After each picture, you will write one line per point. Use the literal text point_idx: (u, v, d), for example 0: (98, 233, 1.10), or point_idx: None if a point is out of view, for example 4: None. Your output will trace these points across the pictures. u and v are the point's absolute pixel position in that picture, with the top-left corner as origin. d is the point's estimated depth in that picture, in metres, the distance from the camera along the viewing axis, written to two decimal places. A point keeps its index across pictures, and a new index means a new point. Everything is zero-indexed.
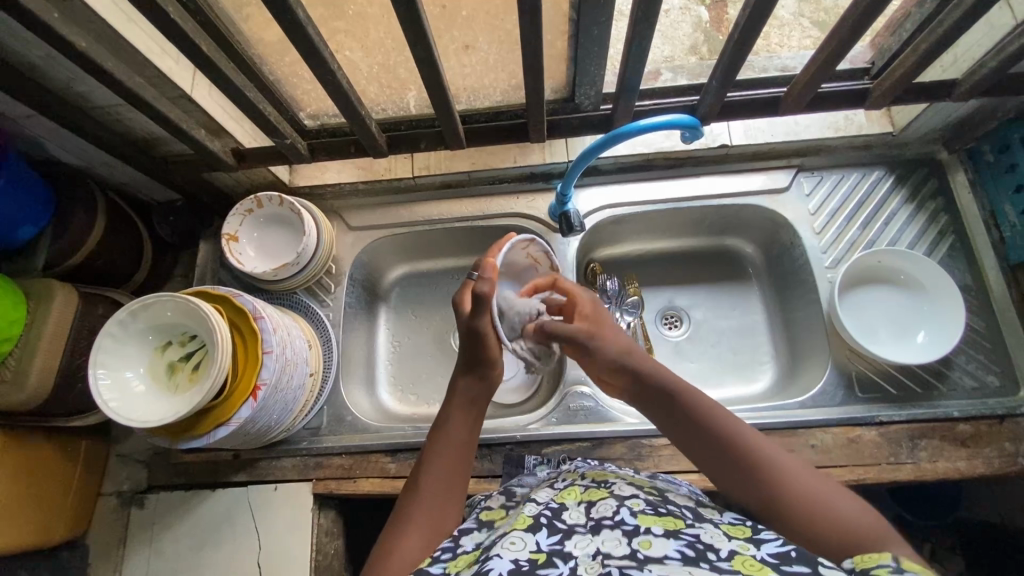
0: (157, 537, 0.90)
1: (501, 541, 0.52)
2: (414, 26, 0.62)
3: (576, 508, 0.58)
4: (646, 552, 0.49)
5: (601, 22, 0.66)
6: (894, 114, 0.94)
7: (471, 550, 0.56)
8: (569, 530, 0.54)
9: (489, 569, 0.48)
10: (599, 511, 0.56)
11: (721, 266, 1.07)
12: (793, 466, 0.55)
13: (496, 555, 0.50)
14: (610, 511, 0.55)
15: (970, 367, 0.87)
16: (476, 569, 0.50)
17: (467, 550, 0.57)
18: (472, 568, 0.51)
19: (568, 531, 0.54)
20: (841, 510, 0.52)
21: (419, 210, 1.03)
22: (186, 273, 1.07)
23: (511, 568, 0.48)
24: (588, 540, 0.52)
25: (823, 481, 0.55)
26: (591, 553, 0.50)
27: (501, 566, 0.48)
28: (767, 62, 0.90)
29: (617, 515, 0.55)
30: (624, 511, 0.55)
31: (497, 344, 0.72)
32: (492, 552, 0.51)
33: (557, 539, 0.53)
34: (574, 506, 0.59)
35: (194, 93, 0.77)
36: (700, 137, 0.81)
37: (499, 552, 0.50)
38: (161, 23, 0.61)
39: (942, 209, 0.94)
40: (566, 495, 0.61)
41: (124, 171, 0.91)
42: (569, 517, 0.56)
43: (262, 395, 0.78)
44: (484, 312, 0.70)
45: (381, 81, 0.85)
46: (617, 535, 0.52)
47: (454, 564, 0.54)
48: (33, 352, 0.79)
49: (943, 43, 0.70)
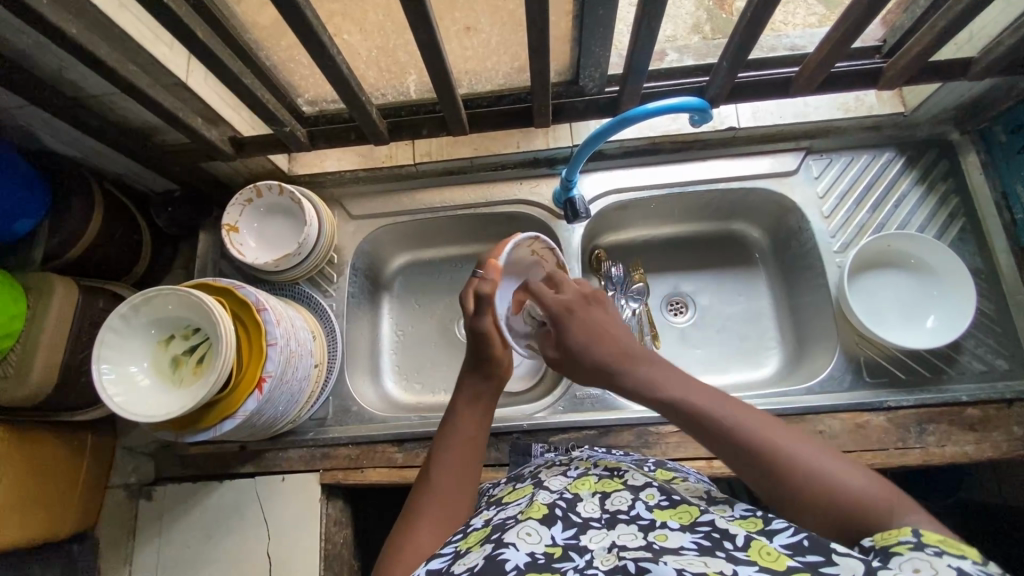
0: (167, 527, 0.91)
1: (515, 530, 0.52)
2: (415, 8, 0.60)
3: (590, 499, 0.57)
4: (661, 544, 0.48)
5: (607, 2, 0.64)
6: (905, 94, 0.92)
7: (481, 527, 0.56)
8: (584, 524, 0.53)
9: (504, 559, 0.48)
10: (614, 503, 0.56)
11: (727, 251, 1.06)
12: (796, 443, 0.50)
13: (511, 545, 0.50)
14: (625, 504, 0.55)
15: (979, 350, 0.87)
16: (489, 555, 0.49)
17: (477, 527, 0.56)
18: (484, 548, 0.51)
19: (584, 525, 0.53)
20: (851, 485, 0.47)
21: (421, 197, 1.02)
22: (186, 264, 1.06)
23: (527, 560, 0.48)
24: (604, 534, 0.52)
25: (827, 457, 0.49)
26: (607, 546, 0.50)
27: (515, 556, 0.48)
28: (777, 40, 0.87)
29: (632, 509, 0.54)
30: (639, 505, 0.54)
31: (503, 344, 0.72)
32: (506, 542, 0.50)
33: (573, 533, 0.52)
34: (589, 497, 0.57)
35: (189, 81, 0.75)
36: (709, 120, 0.79)
37: (515, 543, 0.50)
38: (155, 9, 0.59)
39: (952, 190, 0.93)
40: (580, 485, 0.60)
41: (120, 161, 0.89)
42: (585, 509, 0.56)
43: (267, 387, 0.77)
44: (485, 312, 0.71)
45: (382, 65, 0.83)
46: (633, 530, 0.51)
47: (465, 542, 0.54)
48: (36, 348, 0.78)
49: (960, 20, 0.68)
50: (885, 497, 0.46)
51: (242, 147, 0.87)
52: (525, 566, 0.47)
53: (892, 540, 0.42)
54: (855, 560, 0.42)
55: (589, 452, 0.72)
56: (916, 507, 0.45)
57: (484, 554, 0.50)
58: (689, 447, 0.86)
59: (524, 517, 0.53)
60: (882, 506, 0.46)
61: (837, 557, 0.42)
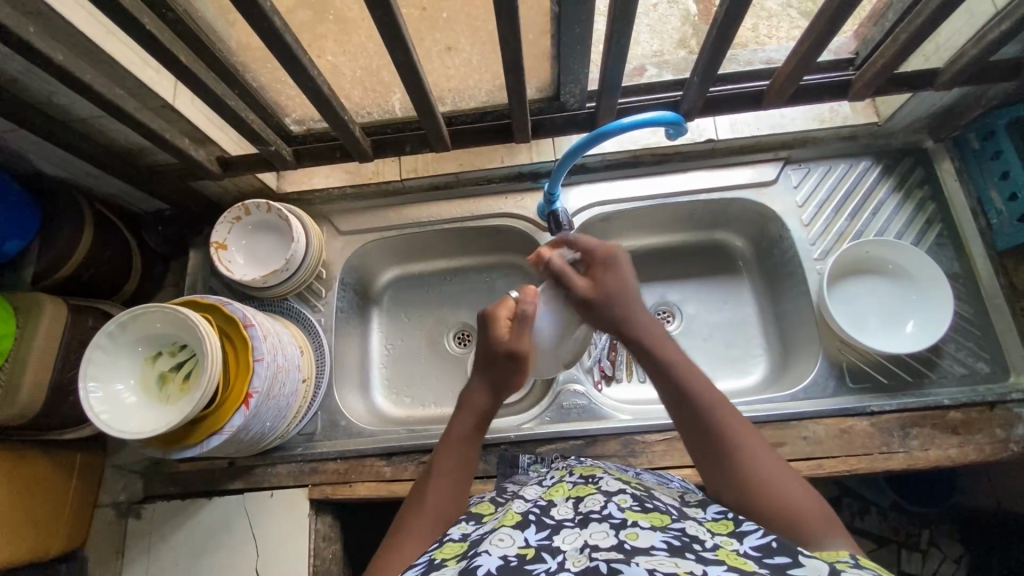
0: (156, 545, 0.91)
1: (489, 538, 0.52)
2: (390, 29, 0.62)
3: (564, 504, 0.58)
4: (633, 543, 0.49)
5: (582, 20, 0.66)
6: (878, 104, 0.94)
7: (458, 540, 0.56)
8: (557, 525, 0.54)
9: (477, 566, 0.48)
10: (587, 505, 0.56)
11: (711, 260, 1.08)
12: (768, 457, 0.59)
13: (485, 552, 0.50)
14: (598, 506, 0.56)
15: (960, 354, 0.88)
16: (463, 567, 0.49)
17: (455, 538, 0.56)
18: (459, 563, 0.50)
19: (557, 526, 0.54)
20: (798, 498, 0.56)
21: (409, 212, 1.04)
22: (176, 282, 1.07)
23: (499, 563, 0.48)
24: (576, 534, 0.52)
25: (784, 469, 0.58)
26: (579, 546, 0.49)
27: (489, 561, 0.48)
28: (752, 55, 0.89)
29: (604, 509, 0.55)
30: (612, 506, 0.56)
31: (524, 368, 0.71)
32: (480, 549, 0.50)
33: (545, 534, 0.52)
34: (563, 502, 0.59)
35: (177, 103, 0.77)
36: (684, 133, 0.81)
37: (488, 549, 0.50)
38: (139, 36, 0.61)
39: (929, 197, 0.94)
40: (554, 492, 0.62)
41: (110, 181, 0.91)
42: (558, 512, 0.57)
43: (254, 402, 0.78)
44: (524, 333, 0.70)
45: (365, 85, 0.84)
46: (605, 528, 0.52)
47: (441, 551, 0.54)
48: (24, 367, 0.79)
49: (924, 32, 0.70)
50: (825, 512, 0.55)
51: (228, 167, 0.89)
52: (498, 568, 0.47)
53: (834, 560, 0.47)
54: (820, 562, 0.45)
55: (568, 463, 0.75)
56: (843, 535, 0.54)
57: (458, 568, 0.49)
58: (674, 455, 0.87)
59: (498, 525, 0.55)
60: (821, 521, 0.54)
61: (803, 558, 0.45)
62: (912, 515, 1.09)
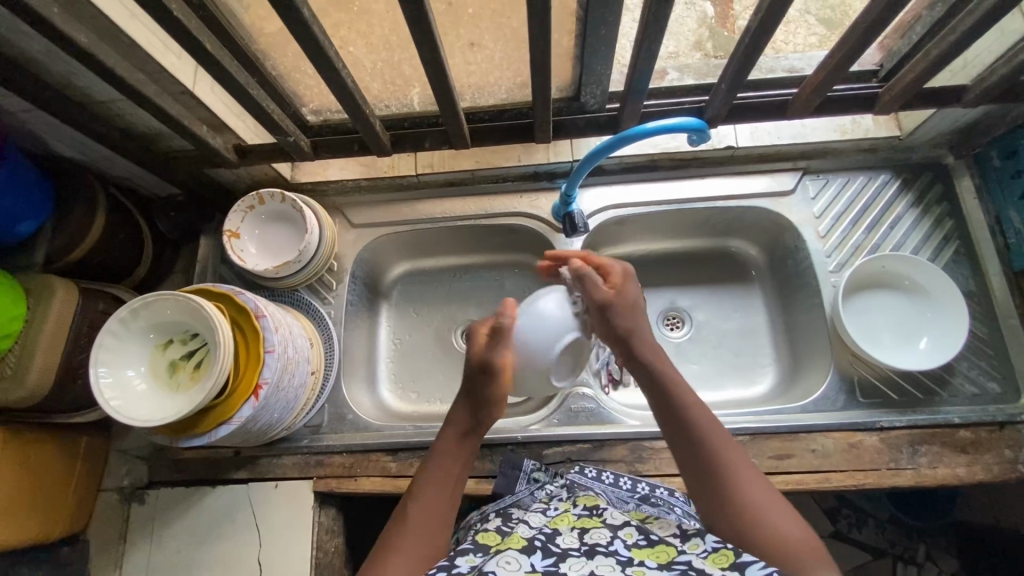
0: (157, 532, 0.91)
1: (497, 560, 0.55)
2: (419, 22, 0.61)
3: (569, 533, 0.61)
4: None
5: (608, 22, 0.65)
6: (901, 118, 0.94)
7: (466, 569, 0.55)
8: (563, 553, 0.57)
9: None
10: (592, 537, 0.60)
11: (723, 267, 1.07)
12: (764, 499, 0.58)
13: (493, 570, 0.53)
14: (604, 539, 0.59)
15: (972, 373, 0.88)
16: None
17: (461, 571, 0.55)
18: None
19: (562, 554, 0.57)
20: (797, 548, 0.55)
21: (421, 208, 1.03)
22: (186, 268, 1.06)
23: None
24: (582, 562, 0.55)
25: (782, 515, 0.57)
26: None
27: None
28: (775, 63, 0.89)
29: (610, 544, 0.58)
30: (617, 542, 0.58)
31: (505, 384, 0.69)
32: (489, 569, 0.53)
33: (552, 561, 0.55)
34: (567, 531, 0.62)
35: (196, 89, 0.76)
36: (707, 140, 0.80)
37: (496, 569, 0.53)
38: (166, 21, 0.60)
39: (947, 214, 0.94)
40: (559, 521, 0.65)
41: (124, 164, 0.90)
42: (564, 540, 0.60)
43: (264, 394, 0.77)
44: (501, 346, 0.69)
45: (385, 78, 0.83)
46: (611, 562, 0.55)
47: None
48: (33, 351, 0.78)
49: (954, 50, 0.70)
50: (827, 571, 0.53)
51: (245, 154, 0.88)
52: None
53: None
54: None
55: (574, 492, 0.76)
56: None
57: None
58: None
59: (505, 548, 0.58)
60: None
61: None
62: (910, 529, 1.09)
